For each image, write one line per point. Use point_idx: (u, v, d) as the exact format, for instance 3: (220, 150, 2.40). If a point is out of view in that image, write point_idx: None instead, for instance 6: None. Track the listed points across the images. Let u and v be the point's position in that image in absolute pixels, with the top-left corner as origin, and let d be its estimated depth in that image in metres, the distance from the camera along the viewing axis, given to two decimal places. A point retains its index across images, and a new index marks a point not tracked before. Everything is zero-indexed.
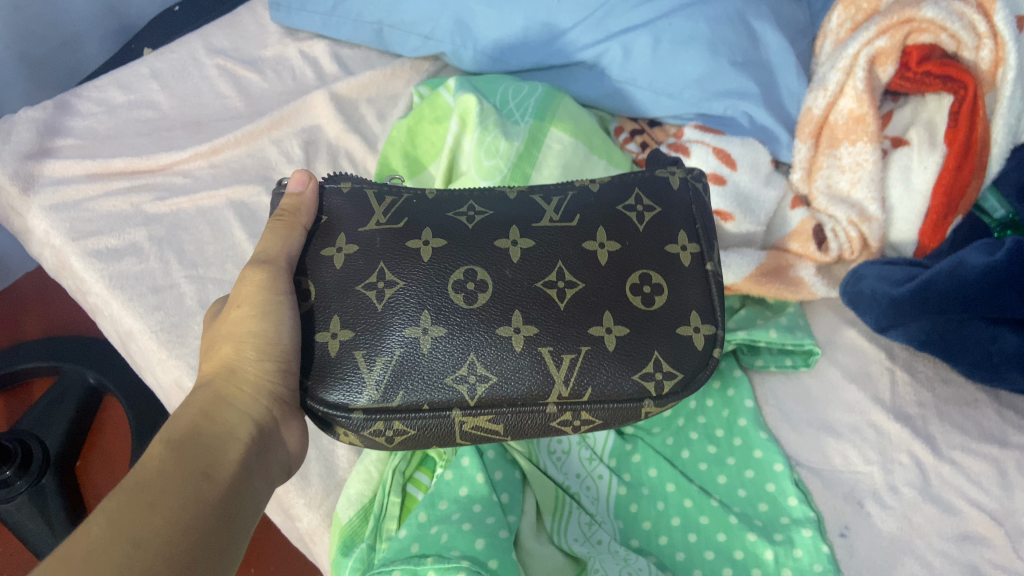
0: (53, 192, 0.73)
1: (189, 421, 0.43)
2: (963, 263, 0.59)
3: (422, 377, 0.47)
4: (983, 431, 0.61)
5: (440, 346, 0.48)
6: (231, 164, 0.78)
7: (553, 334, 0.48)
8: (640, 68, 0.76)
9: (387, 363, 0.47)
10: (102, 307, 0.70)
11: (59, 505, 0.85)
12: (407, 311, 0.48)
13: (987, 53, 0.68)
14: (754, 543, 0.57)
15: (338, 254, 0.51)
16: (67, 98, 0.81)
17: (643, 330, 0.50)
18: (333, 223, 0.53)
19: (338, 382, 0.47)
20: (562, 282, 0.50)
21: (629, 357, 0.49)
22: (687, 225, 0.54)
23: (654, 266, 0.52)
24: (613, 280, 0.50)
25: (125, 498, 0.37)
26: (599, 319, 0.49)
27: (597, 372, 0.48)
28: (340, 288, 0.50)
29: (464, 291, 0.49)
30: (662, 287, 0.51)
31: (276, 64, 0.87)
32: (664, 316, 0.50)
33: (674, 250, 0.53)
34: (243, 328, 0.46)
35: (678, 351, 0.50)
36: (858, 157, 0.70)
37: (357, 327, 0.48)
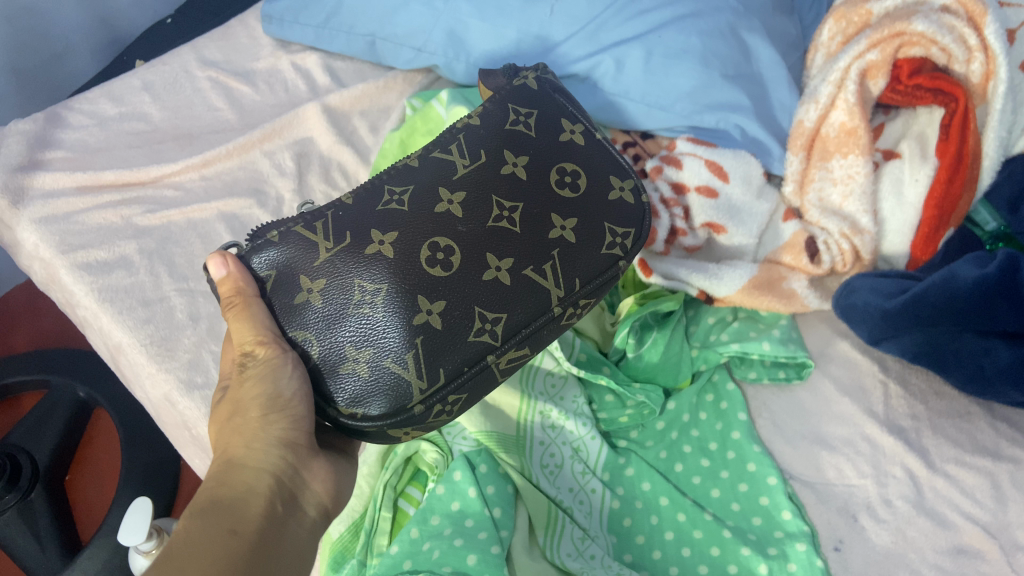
0: (43, 205, 0.73)
1: (206, 489, 0.42)
2: (955, 276, 0.59)
3: (453, 346, 0.51)
4: (976, 443, 0.61)
5: (447, 314, 0.51)
6: (222, 176, 0.77)
7: (527, 257, 0.54)
8: (632, 80, 0.75)
9: (419, 348, 0.50)
10: (91, 320, 0.69)
11: (48, 521, 0.84)
12: (404, 305, 0.50)
13: (978, 66, 0.68)
14: (748, 557, 0.57)
15: (311, 295, 0.50)
16: (58, 111, 0.81)
17: (588, 213, 0.57)
18: (283, 273, 0.51)
19: (385, 394, 0.49)
20: (505, 215, 0.54)
21: (590, 238, 0.57)
22: (555, 116, 0.60)
23: (561, 158, 0.58)
24: (541, 210, 0.55)
25: (156, 572, 0.36)
26: (551, 225, 0.56)
27: (577, 262, 0.56)
28: (333, 321, 0.50)
29: (438, 261, 0.51)
30: (580, 174, 0.58)
31: (268, 76, 0.87)
32: (603, 200, 0.59)
33: (568, 136, 0.60)
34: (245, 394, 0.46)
35: (620, 212, 0.59)
36: (850, 169, 0.70)
37: (370, 344, 0.50)
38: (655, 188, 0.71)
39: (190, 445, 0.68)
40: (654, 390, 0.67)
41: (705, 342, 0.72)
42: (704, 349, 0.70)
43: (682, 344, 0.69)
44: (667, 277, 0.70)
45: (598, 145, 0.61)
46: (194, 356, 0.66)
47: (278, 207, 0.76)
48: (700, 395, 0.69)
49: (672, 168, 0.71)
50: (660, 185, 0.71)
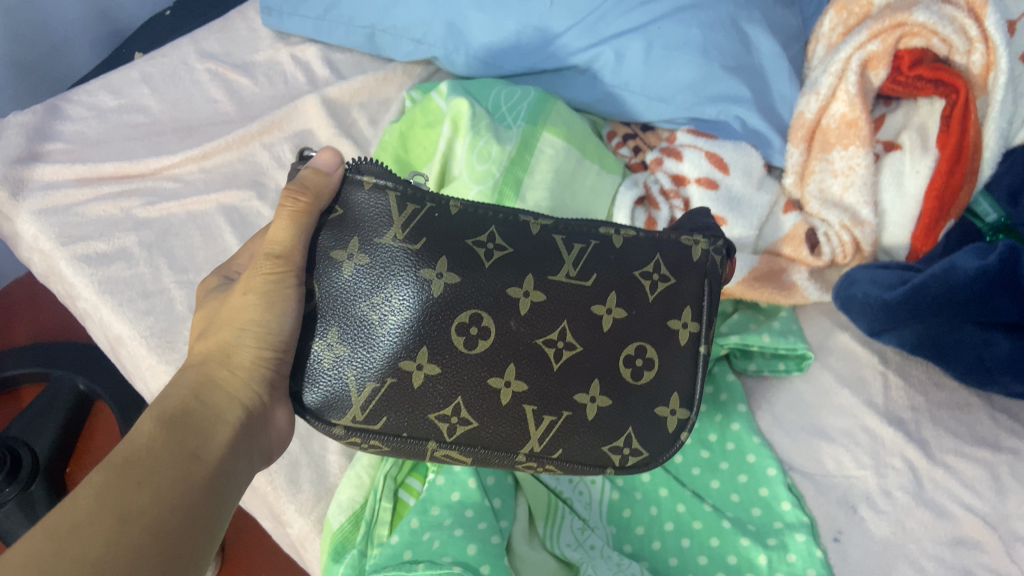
0: (42, 197, 0.73)
1: (179, 399, 0.43)
2: (956, 267, 0.59)
3: (410, 407, 0.46)
4: (976, 435, 0.61)
5: (437, 381, 0.46)
6: (222, 169, 0.77)
7: (536, 394, 0.47)
8: (633, 73, 0.76)
9: (383, 386, 0.46)
10: (91, 312, 0.69)
11: (49, 512, 0.84)
12: (406, 344, 0.46)
13: (978, 57, 0.68)
14: (748, 547, 0.57)
15: (347, 260, 0.47)
16: (57, 103, 0.81)
17: (624, 405, 0.49)
18: (341, 218, 0.47)
19: (325, 398, 0.46)
20: (559, 342, 0.47)
21: (606, 429, 0.48)
22: (700, 284, 0.51)
23: (651, 339, 0.49)
24: (610, 348, 0.48)
25: (113, 473, 0.36)
26: (586, 387, 0.48)
27: (586, 430, 0.48)
28: (342, 304, 0.46)
29: (468, 333, 0.46)
30: (672, 345, 0.50)
31: (268, 69, 0.86)
32: (674, 380, 0.50)
33: (675, 326, 0.50)
34: (244, 316, 0.45)
35: (648, 431, 0.49)
36: (851, 161, 0.70)
37: (353, 346, 0.46)
38: (655, 180, 0.72)
39: None
40: None
41: None
42: None
43: None
44: None
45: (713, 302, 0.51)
46: None
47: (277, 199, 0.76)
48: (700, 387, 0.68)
49: (672, 160, 0.72)
50: (660, 176, 0.72)
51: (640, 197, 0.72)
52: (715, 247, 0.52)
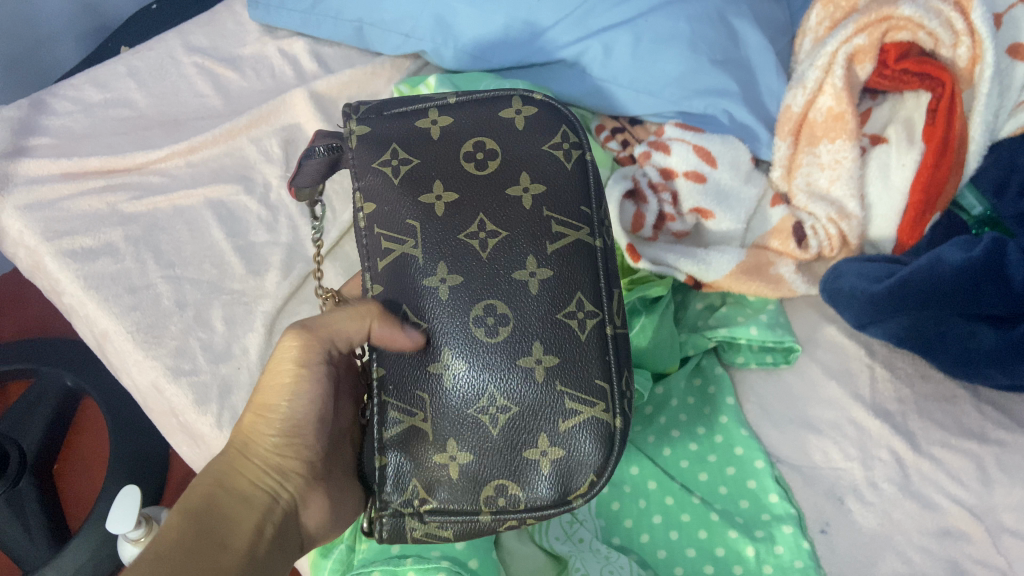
0: (27, 191, 0.72)
1: (202, 494, 0.46)
2: (941, 260, 0.60)
3: (575, 355, 0.48)
4: (962, 426, 0.61)
5: (558, 351, 0.48)
6: (209, 163, 0.77)
7: (564, 278, 0.49)
8: (620, 66, 0.75)
9: (567, 395, 0.48)
10: (77, 307, 0.69)
11: (36, 509, 0.84)
12: (518, 383, 0.47)
13: (964, 50, 0.68)
14: (735, 540, 0.57)
15: (451, 464, 0.48)
16: (42, 97, 0.80)
17: (526, 150, 0.53)
18: (394, 483, 0.48)
19: (574, 463, 0.47)
20: (538, 273, 0.49)
21: (549, 170, 0.52)
22: (486, 109, 0.55)
23: (481, 133, 0.54)
24: (477, 180, 0.52)
25: (146, 565, 0.39)
26: (516, 183, 0.52)
27: (562, 209, 0.51)
28: (481, 452, 0.47)
29: (486, 325, 0.48)
30: (499, 141, 0.53)
31: (255, 63, 0.86)
32: (522, 137, 0.54)
33: (426, 125, 0.54)
34: (268, 401, 0.49)
35: (545, 119, 0.54)
36: (837, 155, 0.70)
37: (532, 434, 0.47)
38: (644, 174, 0.72)
39: (179, 432, 0.67)
40: (645, 378, 0.65)
41: (692, 326, 0.72)
42: (691, 334, 0.70)
43: (671, 329, 0.67)
44: (654, 262, 0.70)
45: (472, 114, 0.55)
46: (181, 343, 0.65)
47: (265, 193, 0.76)
48: (689, 380, 0.69)
49: (660, 153, 0.72)
50: (649, 171, 0.72)
51: (629, 191, 0.72)
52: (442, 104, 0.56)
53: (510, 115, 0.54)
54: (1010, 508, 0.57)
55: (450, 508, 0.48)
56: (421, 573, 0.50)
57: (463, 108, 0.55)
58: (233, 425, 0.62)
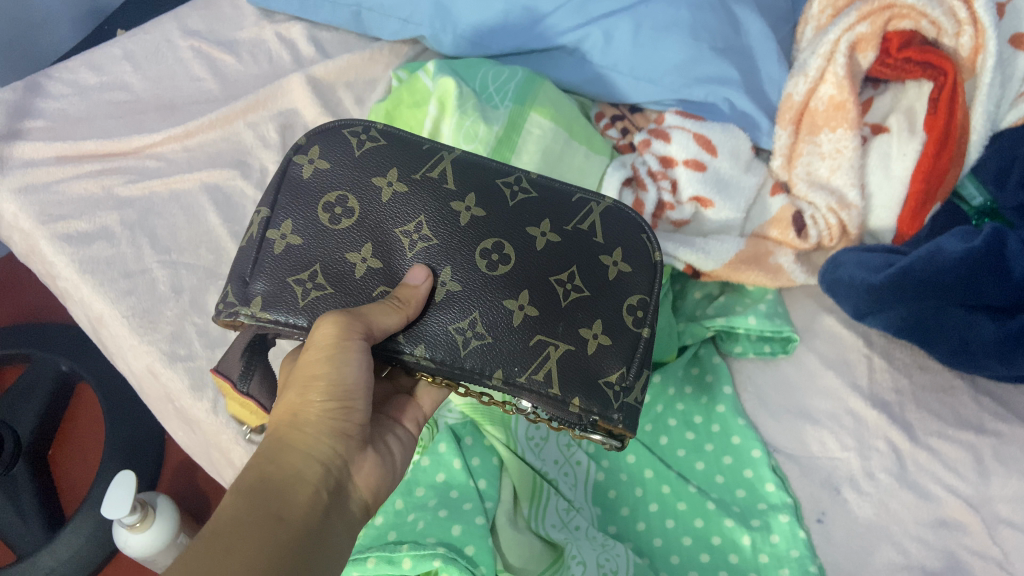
0: (22, 174, 0.72)
1: (256, 468, 0.41)
2: (941, 250, 0.59)
3: (542, 203, 0.52)
4: (959, 417, 0.61)
5: (558, 229, 0.51)
6: (205, 147, 0.76)
7: (491, 200, 0.51)
8: (621, 54, 0.75)
9: (600, 255, 0.51)
10: (72, 292, 0.69)
11: (30, 495, 0.84)
12: (563, 257, 0.50)
13: (966, 40, 0.67)
14: (731, 529, 0.58)
15: (598, 336, 0.49)
16: (38, 79, 0.79)
17: (354, 167, 0.51)
18: (585, 395, 0.47)
19: (642, 263, 0.52)
20: (471, 203, 0.51)
21: (382, 163, 0.52)
22: (290, 188, 0.52)
23: (316, 198, 0.51)
24: (386, 211, 0.50)
25: (201, 547, 0.36)
26: (378, 187, 0.51)
27: (417, 163, 0.52)
28: (598, 300, 0.50)
29: (491, 260, 0.49)
30: (338, 177, 0.51)
31: (252, 47, 0.85)
32: (336, 168, 0.52)
33: (275, 239, 0.50)
34: (305, 371, 0.43)
35: (331, 141, 0.53)
36: (839, 144, 0.70)
37: (597, 258, 0.51)
38: (644, 162, 0.72)
39: (174, 418, 0.67)
40: None
41: (690, 316, 0.72)
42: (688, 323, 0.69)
43: (669, 319, 0.67)
44: None
45: (305, 202, 0.51)
46: (177, 328, 0.65)
47: (262, 178, 0.75)
48: (686, 369, 0.69)
49: (660, 141, 0.72)
50: (648, 159, 0.72)
51: (628, 179, 0.72)
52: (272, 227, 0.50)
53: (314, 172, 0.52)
54: (1006, 499, 0.57)
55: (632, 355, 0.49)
56: (417, 559, 0.50)
57: (297, 211, 0.50)
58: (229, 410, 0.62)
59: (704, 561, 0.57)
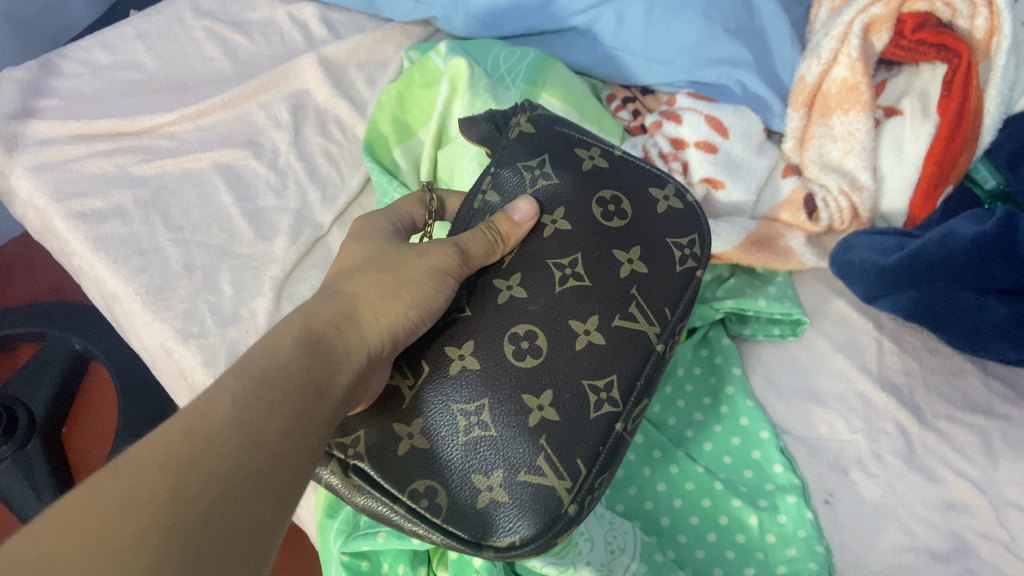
0: (37, 152, 0.73)
1: (320, 324, 0.42)
2: (953, 233, 0.59)
3: (598, 364, 0.48)
4: (969, 401, 0.61)
5: (563, 402, 0.47)
6: (218, 128, 0.77)
7: (614, 303, 0.50)
8: (633, 34, 0.75)
9: (547, 451, 0.45)
10: (86, 269, 0.69)
11: (44, 471, 0.85)
12: (555, 391, 0.47)
13: (981, 22, 0.67)
14: (738, 509, 0.59)
15: (483, 493, 0.44)
16: (52, 58, 0.80)
17: (631, 184, 0.55)
18: (352, 428, 0.46)
19: (545, 515, 0.44)
20: (631, 260, 0.52)
21: (635, 201, 0.54)
22: (642, 171, 0.56)
23: (625, 192, 0.54)
24: (584, 218, 0.52)
25: (251, 386, 0.36)
26: (605, 207, 0.53)
27: (649, 250, 0.53)
28: (506, 450, 0.45)
29: (518, 346, 0.48)
30: (609, 159, 0.56)
31: (264, 28, 0.85)
32: (645, 197, 0.55)
33: (583, 154, 0.55)
34: (409, 271, 0.46)
35: (654, 178, 0.56)
36: (851, 126, 0.69)
37: (555, 437, 0.46)
38: (655, 144, 0.72)
39: (186, 394, 0.68)
40: None
41: (700, 298, 0.71)
42: (698, 305, 0.70)
43: None
44: None
45: (564, 138, 0.56)
46: (189, 306, 0.65)
47: (274, 158, 0.75)
48: (695, 350, 0.69)
49: (672, 123, 0.72)
50: (659, 140, 0.72)
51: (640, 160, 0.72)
52: (531, 114, 0.57)
53: (602, 145, 0.56)
54: (1015, 482, 0.57)
55: (376, 479, 0.45)
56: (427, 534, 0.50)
57: (559, 129, 0.56)
58: None
59: (711, 540, 0.58)
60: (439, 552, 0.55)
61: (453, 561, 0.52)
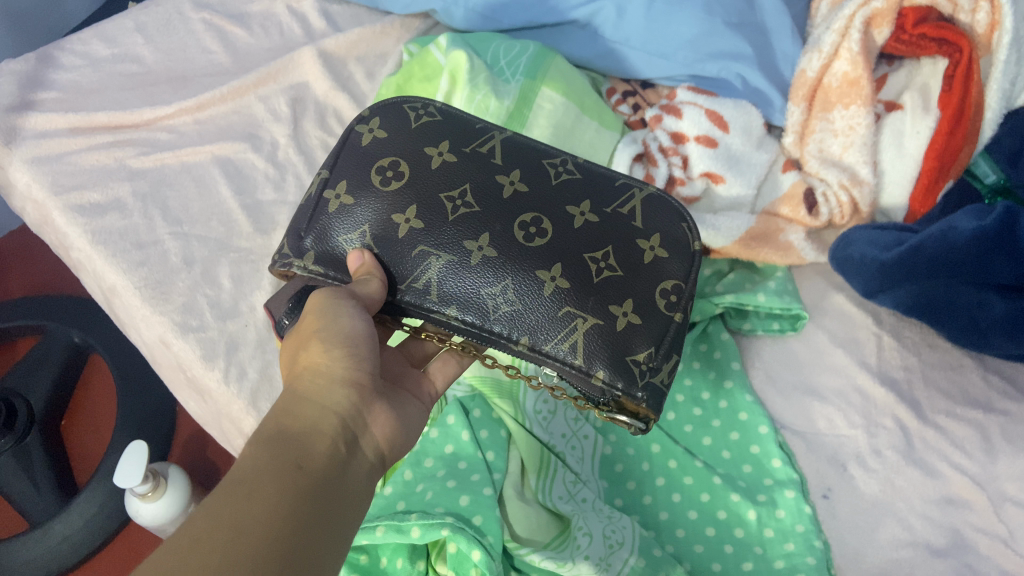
0: (35, 145, 0.72)
1: (273, 421, 0.40)
2: (953, 228, 0.59)
3: (523, 169, 0.54)
4: (968, 396, 0.61)
5: (573, 201, 0.53)
6: (217, 120, 0.76)
7: (486, 168, 0.53)
8: (633, 28, 0.75)
9: (618, 208, 0.53)
10: (85, 263, 0.69)
11: (44, 464, 0.85)
12: (573, 198, 0.53)
13: (983, 16, 0.67)
14: (737, 504, 0.59)
15: (651, 249, 0.52)
16: (50, 51, 0.80)
17: (362, 157, 0.54)
18: (614, 373, 0.49)
19: (663, 205, 0.55)
20: (443, 149, 0.54)
21: (377, 149, 0.54)
22: (346, 152, 0.55)
23: (370, 163, 0.54)
24: (429, 181, 0.52)
25: (220, 498, 0.34)
26: (426, 158, 0.53)
27: (434, 136, 0.55)
28: (618, 231, 0.52)
29: (530, 233, 0.51)
30: (339, 177, 0.54)
31: (263, 20, 0.85)
32: (389, 138, 0.55)
33: (336, 203, 0.53)
34: (312, 327, 0.45)
35: (344, 150, 0.55)
36: (852, 121, 0.69)
37: (587, 195, 0.54)
38: (655, 138, 0.72)
39: (185, 388, 0.68)
40: None
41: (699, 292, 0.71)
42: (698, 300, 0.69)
43: None
44: None
45: (315, 213, 0.53)
46: (188, 299, 0.65)
47: (273, 151, 0.75)
48: (693, 345, 0.69)
49: (672, 117, 0.72)
50: (659, 134, 0.72)
51: (639, 154, 0.71)
52: (286, 258, 0.53)
53: (319, 188, 0.54)
54: (1013, 477, 0.57)
55: (661, 336, 0.50)
56: (426, 528, 0.51)
57: (303, 228, 0.53)
58: (240, 380, 0.62)
59: (709, 535, 0.58)
60: (437, 547, 0.55)
61: (452, 554, 0.52)
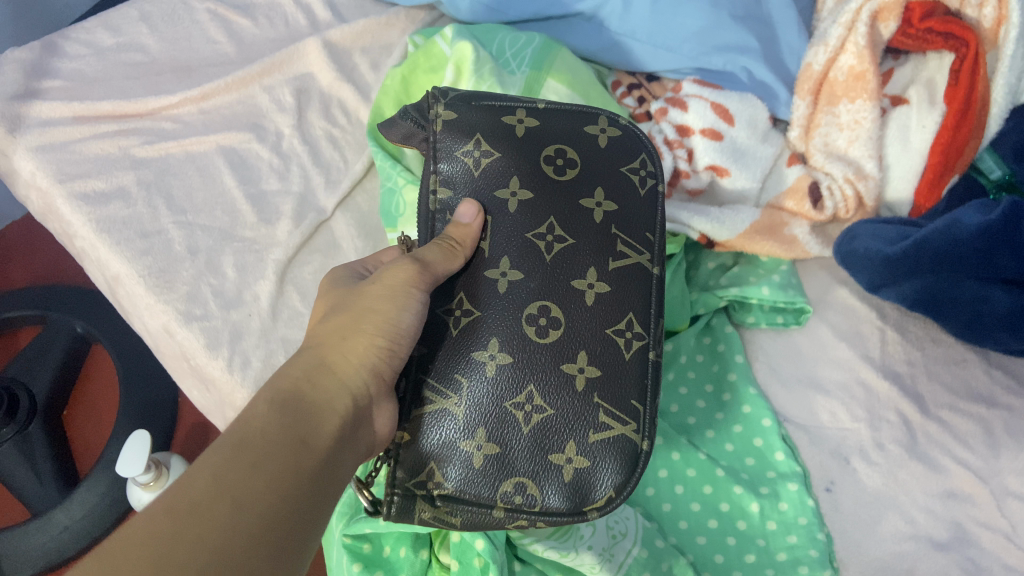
0: (39, 134, 0.72)
1: (294, 379, 0.40)
2: (958, 222, 0.59)
3: (610, 304, 0.50)
4: (971, 390, 0.61)
5: (597, 356, 0.48)
6: (221, 110, 0.76)
7: (597, 250, 0.51)
8: (640, 19, 0.75)
9: (603, 408, 0.47)
10: (89, 251, 0.69)
11: (46, 454, 0.85)
12: (582, 338, 0.48)
13: (989, 11, 0.68)
14: (740, 496, 0.59)
15: (567, 465, 0.46)
16: (55, 40, 0.80)
17: (590, 145, 0.55)
18: (408, 463, 0.45)
19: (624, 458, 0.47)
20: (602, 202, 0.53)
21: (598, 150, 0.55)
22: (572, 118, 0.56)
23: (567, 142, 0.54)
24: (546, 183, 0.52)
25: (228, 451, 0.35)
26: (590, 195, 0.53)
27: (630, 230, 0.53)
28: (572, 410, 0.46)
29: (538, 325, 0.48)
30: (540, 116, 0.55)
31: (268, 10, 0.85)
32: (604, 156, 0.55)
33: (511, 121, 0.54)
34: (368, 302, 0.44)
35: (576, 117, 0.56)
36: (857, 114, 0.69)
37: (604, 372, 0.48)
38: (661, 130, 0.72)
39: (189, 376, 0.68)
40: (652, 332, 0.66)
41: (703, 286, 0.72)
42: (702, 292, 0.70)
43: (682, 286, 0.68)
44: (669, 220, 0.68)
45: (491, 110, 0.54)
46: (192, 288, 0.65)
47: (277, 142, 0.75)
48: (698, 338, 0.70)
49: (678, 109, 0.72)
50: (664, 127, 0.72)
51: None
52: (446, 100, 0.54)
53: (525, 105, 0.55)
54: (1016, 472, 0.57)
55: (467, 501, 0.45)
56: None
57: (479, 103, 0.54)
58: (244, 369, 0.62)
59: (711, 527, 0.58)
60: (441, 536, 0.55)
61: (455, 543, 0.52)
